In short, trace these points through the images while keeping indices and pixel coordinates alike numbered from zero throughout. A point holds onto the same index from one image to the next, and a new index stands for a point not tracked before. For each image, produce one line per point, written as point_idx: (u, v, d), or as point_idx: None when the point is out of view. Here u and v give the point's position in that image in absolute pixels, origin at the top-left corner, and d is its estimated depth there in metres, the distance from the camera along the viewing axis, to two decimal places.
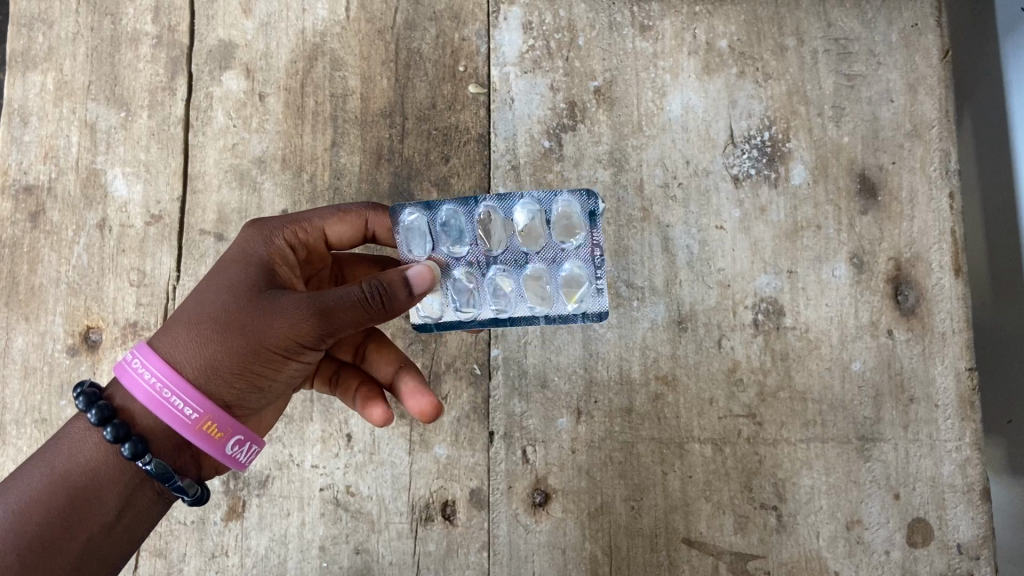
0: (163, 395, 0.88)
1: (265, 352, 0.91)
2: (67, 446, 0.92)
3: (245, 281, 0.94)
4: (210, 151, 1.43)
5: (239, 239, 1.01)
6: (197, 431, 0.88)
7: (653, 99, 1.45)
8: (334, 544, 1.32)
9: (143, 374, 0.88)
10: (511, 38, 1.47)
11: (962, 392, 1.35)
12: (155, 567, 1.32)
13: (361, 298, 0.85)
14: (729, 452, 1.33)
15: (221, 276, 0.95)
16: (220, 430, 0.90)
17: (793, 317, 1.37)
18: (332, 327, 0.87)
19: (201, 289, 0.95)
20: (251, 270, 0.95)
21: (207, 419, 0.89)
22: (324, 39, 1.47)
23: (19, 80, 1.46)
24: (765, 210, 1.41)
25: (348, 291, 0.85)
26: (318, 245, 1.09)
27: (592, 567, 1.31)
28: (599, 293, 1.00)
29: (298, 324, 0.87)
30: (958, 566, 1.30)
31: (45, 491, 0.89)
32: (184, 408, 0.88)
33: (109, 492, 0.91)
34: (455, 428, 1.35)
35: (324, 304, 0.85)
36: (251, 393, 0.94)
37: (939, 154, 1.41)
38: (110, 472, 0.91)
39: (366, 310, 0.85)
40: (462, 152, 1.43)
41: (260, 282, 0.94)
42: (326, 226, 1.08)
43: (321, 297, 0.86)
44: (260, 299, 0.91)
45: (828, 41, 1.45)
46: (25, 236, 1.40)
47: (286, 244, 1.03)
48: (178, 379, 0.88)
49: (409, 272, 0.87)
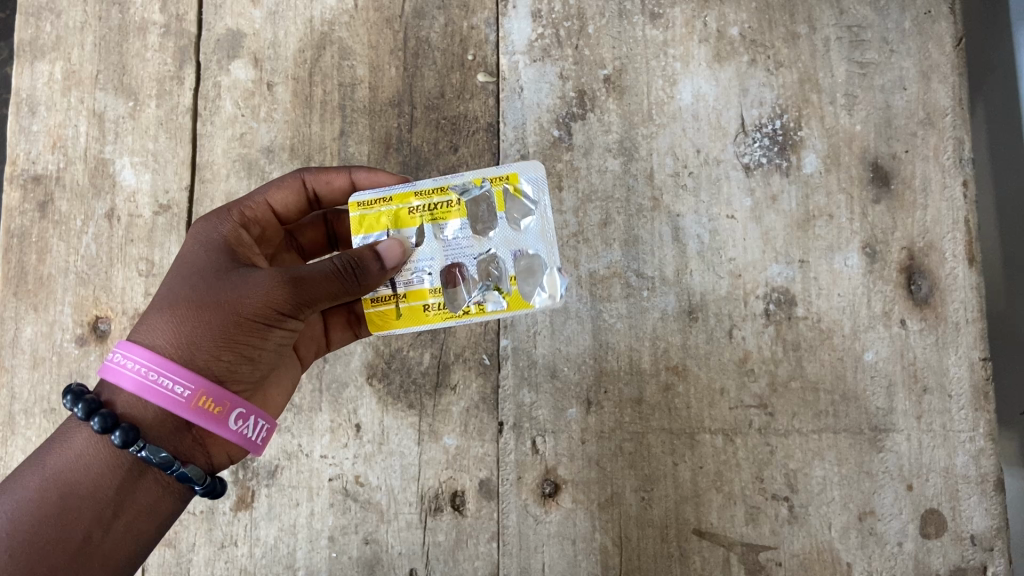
0: (151, 378, 0.87)
1: (248, 323, 0.91)
2: (58, 445, 0.92)
3: (213, 264, 0.95)
4: (218, 141, 1.42)
5: (189, 230, 1.01)
6: (193, 408, 0.88)
7: (663, 88, 1.43)
8: (343, 534, 1.31)
9: (126, 363, 0.87)
10: (520, 27, 1.46)
11: (976, 382, 1.33)
12: (164, 558, 1.32)
13: (332, 268, 0.89)
14: (740, 442, 1.32)
15: (187, 264, 0.96)
16: (217, 404, 0.89)
17: (804, 306, 1.36)
18: (305, 297, 0.90)
19: (168, 280, 0.96)
20: (211, 254, 0.96)
21: (201, 394, 0.88)
22: (332, 27, 1.47)
23: (28, 70, 1.46)
24: (777, 199, 1.39)
25: (320, 264, 0.90)
26: (268, 220, 1.10)
27: (602, 558, 1.30)
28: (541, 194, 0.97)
29: (276, 294, 0.90)
30: (972, 558, 1.29)
31: (39, 490, 0.89)
32: (175, 386, 0.87)
33: (105, 485, 0.90)
34: (464, 418, 1.35)
35: (296, 275, 0.90)
36: (243, 364, 0.94)
37: (953, 143, 1.39)
38: (103, 464, 0.90)
39: (340, 282, 0.90)
40: (471, 141, 1.42)
41: (225, 262, 0.95)
42: (268, 198, 1.09)
43: (295, 269, 0.90)
44: (233, 278, 0.92)
45: (840, 29, 1.44)
46: (34, 226, 1.40)
47: (238, 222, 1.03)
48: (165, 360, 0.88)
49: (380, 246, 0.92)
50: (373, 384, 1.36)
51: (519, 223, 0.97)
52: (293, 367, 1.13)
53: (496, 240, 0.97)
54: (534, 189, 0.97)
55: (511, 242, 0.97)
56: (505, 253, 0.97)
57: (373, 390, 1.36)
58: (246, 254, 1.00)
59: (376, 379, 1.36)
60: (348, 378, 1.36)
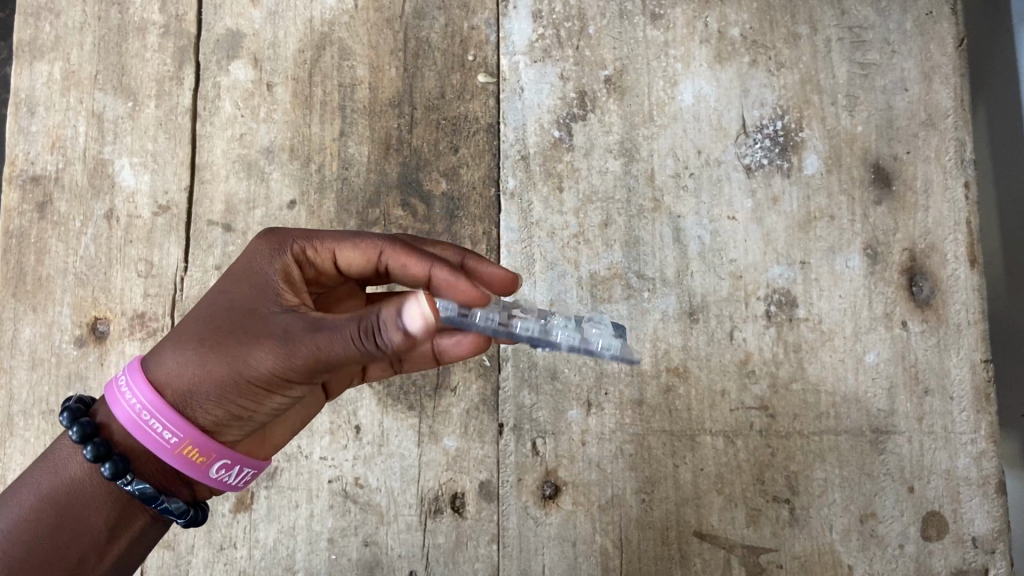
0: (143, 417, 0.88)
1: (250, 381, 0.88)
2: (54, 466, 0.92)
3: (246, 304, 0.91)
4: (218, 141, 1.42)
5: (244, 254, 0.98)
6: (178, 455, 0.89)
7: (664, 89, 1.43)
8: (343, 536, 1.31)
9: (128, 394, 0.89)
10: (521, 27, 1.45)
11: (978, 384, 1.33)
12: (163, 560, 1.31)
13: (353, 338, 0.81)
14: (741, 444, 1.32)
15: (223, 294, 0.93)
16: (202, 454, 0.90)
17: (805, 308, 1.36)
18: (317, 363, 0.84)
19: (203, 305, 0.93)
20: (250, 293, 0.92)
21: (188, 442, 0.89)
22: (332, 28, 1.46)
23: (27, 70, 1.45)
24: (778, 200, 1.39)
25: (342, 327, 0.81)
26: (326, 269, 1.03)
27: (603, 561, 1.30)
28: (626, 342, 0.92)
29: (287, 358, 0.85)
30: (973, 560, 1.28)
31: (32, 509, 0.89)
32: (165, 431, 0.88)
33: (98, 508, 0.91)
34: (465, 419, 1.34)
35: (315, 342, 0.83)
36: (233, 421, 0.92)
37: (955, 144, 1.39)
38: (98, 488, 0.91)
39: (358, 346, 0.81)
40: (471, 141, 1.42)
41: (259, 305, 0.90)
42: (337, 250, 1.02)
43: (315, 332, 0.83)
44: (257, 327, 0.87)
45: (841, 30, 1.43)
46: (32, 226, 1.39)
47: (291, 266, 0.98)
48: (159, 402, 0.88)
49: (406, 311, 0.80)
50: (372, 386, 1.35)
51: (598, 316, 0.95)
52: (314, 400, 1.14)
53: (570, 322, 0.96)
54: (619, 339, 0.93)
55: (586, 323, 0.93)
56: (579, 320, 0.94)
57: (373, 391, 1.35)
58: (292, 293, 0.94)
59: (376, 380, 1.36)
60: None
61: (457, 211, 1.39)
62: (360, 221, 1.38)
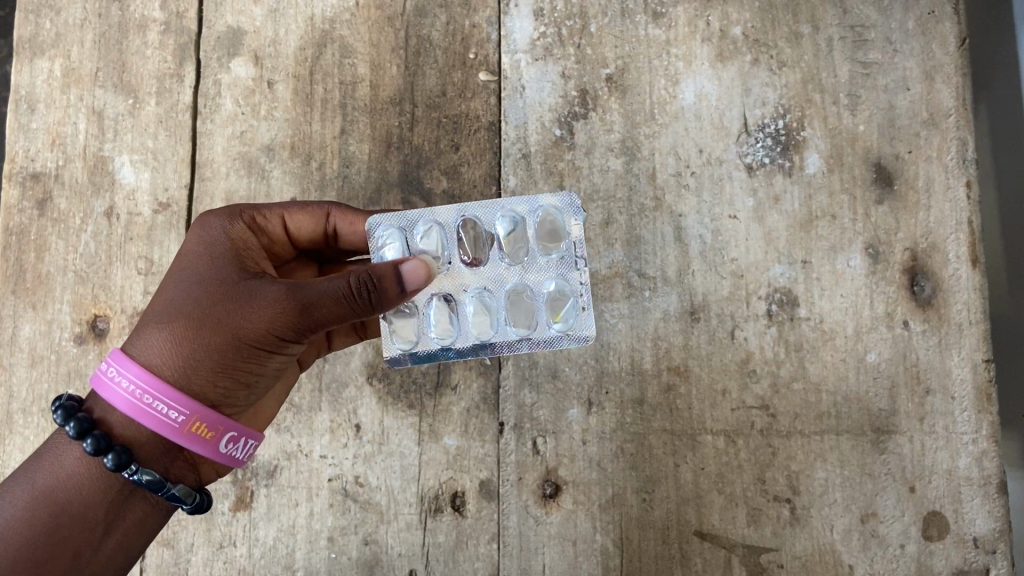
0: (145, 401, 0.87)
1: (244, 347, 0.90)
2: (49, 461, 0.91)
3: (220, 277, 0.92)
4: (218, 139, 1.42)
5: (196, 230, 0.98)
6: (187, 433, 0.89)
7: (665, 87, 1.43)
8: (343, 535, 1.31)
9: (121, 381, 0.88)
10: (522, 25, 1.45)
11: (979, 384, 1.33)
12: (162, 558, 1.31)
13: (344, 293, 0.84)
14: (742, 444, 1.32)
15: (191, 272, 0.94)
16: (211, 428, 0.90)
17: (807, 307, 1.36)
18: (308, 320, 0.86)
19: (173, 286, 0.93)
20: (219, 266, 0.94)
21: (195, 419, 0.89)
22: (333, 25, 1.46)
23: (27, 66, 1.45)
24: (780, 199, 1.39)
25: (332, 284, 0.85)
26: (277, 236, 1.06)
27: (604, 560, 1.30)
28: (581, 309, 1.00)
29: (279, 319, 0.87)
30: (974, 560, 1.28)
31: (28, 507, 0.89)
32: (170, 411, 0.88)
33: (94, 506, 0.90)
34: (465, 418, 1.34)
35: (304, 301, 0.85)
36: (239, 389, 0.94)
37: (956, 143, 1.39)
38: (94, 484, 0.91)
39: (350, 303, 0.85)
40: (472, 140, 1.41)
41: (234, 275, 0.92)
42: (285, 214, 1.05)
43: (300, 291, 0.86)
44: (239, 296, 0.90)
45: (844, 29, 1.43)
46: (32, 224, 1.39)
47: (246, 233, 1.00)
48: (159, 384, 0.88)
49: (402, 267, 0.88)
50: (373, 384, 1.35)
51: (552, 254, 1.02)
52: (290, 373, 1.14)
53: (525, 280, 1.03)
54: (574, 309, 1.00)
55: (539, 268, 1.03)
56: (532, 259, 1.03)
57: (373, 389, 1.35)
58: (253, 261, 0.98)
59: (376, 379, 1.35)
60: (349, 378, 1.35)
61: None
62: None
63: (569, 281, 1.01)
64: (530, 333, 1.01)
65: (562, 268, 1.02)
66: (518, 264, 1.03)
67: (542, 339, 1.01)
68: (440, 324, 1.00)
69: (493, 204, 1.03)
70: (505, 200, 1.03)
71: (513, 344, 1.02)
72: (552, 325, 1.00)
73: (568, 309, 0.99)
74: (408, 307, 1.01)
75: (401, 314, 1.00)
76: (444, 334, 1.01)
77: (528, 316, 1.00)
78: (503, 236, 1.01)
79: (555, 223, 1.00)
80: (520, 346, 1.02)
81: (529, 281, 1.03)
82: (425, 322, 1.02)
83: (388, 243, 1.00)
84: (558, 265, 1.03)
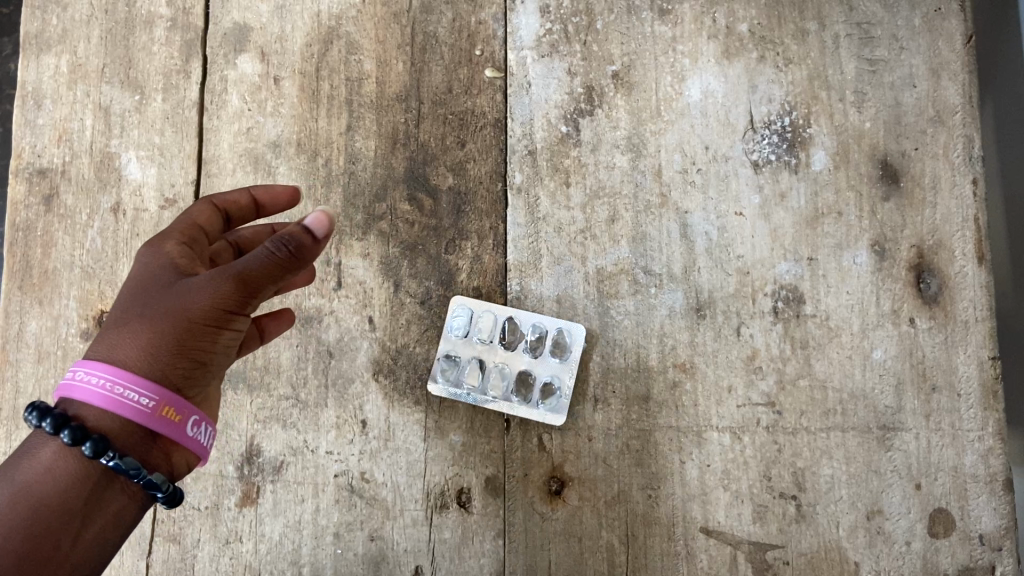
0: (116, 391, 0.87)
1: (193, 328, 0.90)
2: (23, 458, 0.88)
3: (159, 280, 0.94)
4: (225, 135, 1.42)
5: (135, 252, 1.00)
6: (158, 417, 0.89)
7: (672, 84, 1.43)
8: (349, 531, 1.31)
9: (90, 378, 0.88)
10: (528, 22, 1.45)
11: (986, 381, 1.33)
12: (169, 553, 1.31)
13: (269, 255, 0.86)
14: (748, 440, 1.32)
15: (133, 283, 0.95)
16: (178, 411, 0.91)
17: (812, 304, 1.36)
18: (247, 288, 0.88)
19: (122, 298, 0.95)
20: (159, 268, 0.95)
21: (164, 404, 0.89)
22: (339, 22, 1.46)
23: (33, 62, 1.45)
24: (786, 196, 1.39)
25: (257, 252, 0.87)
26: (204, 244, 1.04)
27: (609, 557, 1.30)
28: (564, 401, 1.32)
29: (219, 294, 0.89)
30: (980, 557, 1.28)
31: (6, 505, 0.84)
32: (138, 397, 0.88)
33: (74, 497, 0.87)
34: (471, 414, 1.34)
35: (237, 272, 0.87)
36: (198, 370, 0.93)
37: (962, 140, 1.39)
38: (73, 473, 0.88)
39: (279, 262, 0.87)
40: (478, 137, 1.41)
41: (170, 275, 0.94)
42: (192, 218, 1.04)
43: (232, 265, 0.88)
44: (180, 287, 0.91)
45: (850, 26, 1.43)
46: (39, 220, 1.39)
47: (179, 244, 0.99)
48: (124, 372, 0.88)
49: (304, 220, 0.88)
50: (379, 380, 1.35)
51: (559, 359, 1.34)
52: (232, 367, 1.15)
53: (534, 369, 1.35)
54: (559, 400, 1.33)
55: (547, 364, 1.34)
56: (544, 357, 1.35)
57: (379, 385, 1.35)
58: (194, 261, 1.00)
59: (382, 375, 1.35)
60: (354, 374, 1.35)
61: (465, 207, 1.39)
62: (367, 216, 1.39)
63: (563, 379, 1.33)
64: (523, 404, 1.33)
65: (561, 370, 1.34)
66: (533, 358, 1.35)
67: (530, 411, 1.32)
68: (468, 378, 1.33)
69: (530, 313, 1.35)
70: (540, 313, 1.35)
71: (508, 407, 1.33)
72: (541, 404, 1.33)
73: (556, 398, 1.33)
74: (450, 356, 1.35)
75: (445, 360, 1.34)
76: (466, 385, 1.33)
77: (528, 392, 1.34)
78: (533, 335, 1.35)
79: (568, 338, 1.34)
80: (513, 409, 1.33)
81: (536, 371, 1.35)
82: (457, 373, 1.34)
83: (456, 313, 1.35)
84: (561, 366, 1.34)
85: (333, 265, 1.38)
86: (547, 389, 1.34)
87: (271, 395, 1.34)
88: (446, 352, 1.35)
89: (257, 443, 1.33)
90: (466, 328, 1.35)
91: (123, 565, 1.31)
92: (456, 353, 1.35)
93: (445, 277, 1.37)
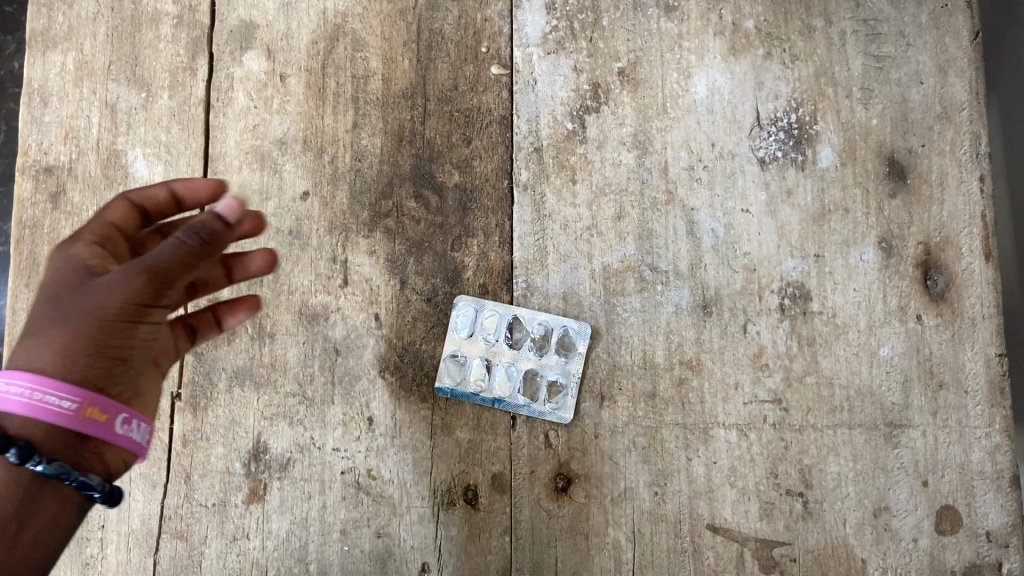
0: (36, 398, 0.90)
1: (109, 326, 0.93)
2: None
3: (74, 284, 0.96)
4: (231, 132, 1.42)
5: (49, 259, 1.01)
6: (82, 419, 0.91)
7: (678, 81, 1.43)
8: (356, 528, 1.31)
9: (11, 388, 0.90)
10: (534, 19, 1.45)
11: (993, 378, 1.32)
12: (176, 550, 1.31)
13: (181, 244, 0.90)
14: (755, 437, 1.32)
15: (48, 290, 0.97)
16: (104, 411, 0.93)
17: (819, 301, 1.36)
18: (162, 281, 0.92)
19: (38, 307, 0.97)
20: (73, 271, 0.97)
21: (87, 405, 0.92)
22: (345, 19, 1.45)
23: (40, 60, 1.44)
24: (793, 193, 1.39)
25: (170, 243, 0.90)
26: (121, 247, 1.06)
27: (616, 553, 1.30)
28: (570, 399, 1.33)
29: (133, 291, 0.92)
30: (987, 554, 1.28)
31: None
32: (60, 401, 0.90)
33: (6, 502, 0.91)
34: (477, 412, 1.34)
35: (147, 265, 0.91)
36: (119, 368, 0.96)
37: (970, 136, 1.38)
38: (2, 481, 0.91)
39: (190, 250, 0.91)
40: (484, 134, 1.41)
41: (82, 277, 0.96)
42: (105, 219, 1.06)
43: (142, 259, 0.91)
44: (95, 287, 0.94)
45: (856, 22, 1.43)
46: (46, 217, 1.39)
47: (92, 246, 1.01)
48: (46, 378, 0.91)
49: (217, 207, 0.93)
50: (385, 377, 1.35)
51: (565, 357, 1.34)
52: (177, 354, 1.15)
53: (540, 368, 1.35)
54: (565, 398, 1.33)
55: (553, 362, 1.35)
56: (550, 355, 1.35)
57: (385, 383, 1.35)
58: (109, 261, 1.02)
59: (388, 372, 1.35)
60: (361, 371, 1.35)
61: (471, 204, 1.39)
62: (373, 213, 1.39)
63: (569, 377, 1.34)
64: (530, 403, 1.33)
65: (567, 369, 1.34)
66: (539, 356, 1.35)
67: (537, 409, 1.33)
68: (474, 376, 1.34)
69: (537, 312, 1.35)
70: (544, 312, 1.36)
71: (515, 406, 1.33)
72: (547, 402, 1.33)
73: (563, 395, 1.33)
74: (457, 355, 1.35)
75: (452, 359, 1.35)
76: (473, 384, 1.34)
77: (534, 391, 1.34)
78: (538, 334, 1.35)
79: (573, 337, 1.34)
80: (519, 408, 1.33)
81: (543, 370, 1.35)
82: (463, 372, 1.34)
83: (462, 313, 1.35)
84: (567, 365, 1.34)
85: (340, 262, 1.38)
86: (553, 387, 1.34)
87: (277, 392, 1.34)
88: (452, 352, 1.35)
89: (264, 440, 1.33)
90: (472, 327, 1.35)
91: (130, 562, 1.31)
92: (462, 352, 1.35)
93: (451, 274, 1.37)
